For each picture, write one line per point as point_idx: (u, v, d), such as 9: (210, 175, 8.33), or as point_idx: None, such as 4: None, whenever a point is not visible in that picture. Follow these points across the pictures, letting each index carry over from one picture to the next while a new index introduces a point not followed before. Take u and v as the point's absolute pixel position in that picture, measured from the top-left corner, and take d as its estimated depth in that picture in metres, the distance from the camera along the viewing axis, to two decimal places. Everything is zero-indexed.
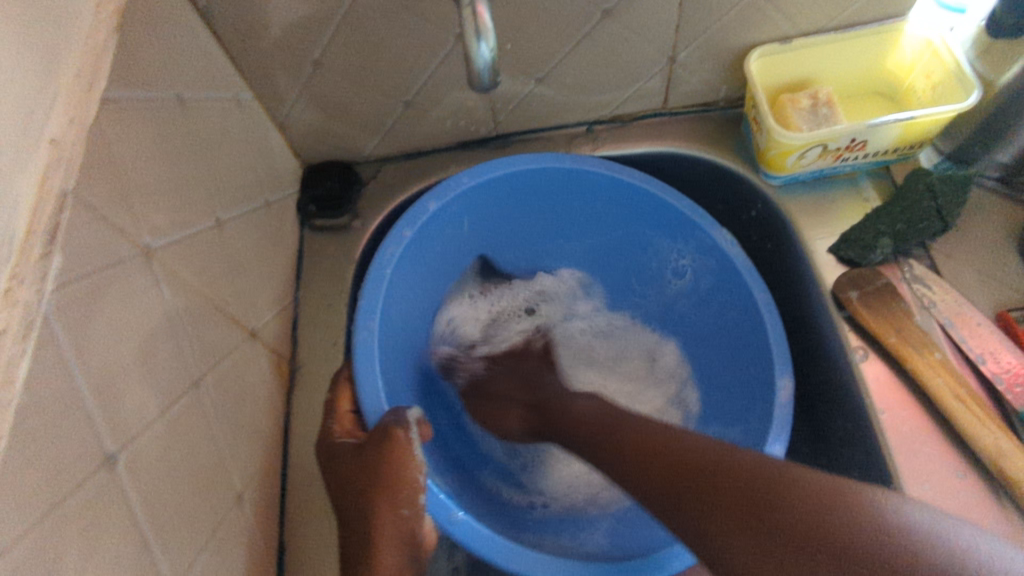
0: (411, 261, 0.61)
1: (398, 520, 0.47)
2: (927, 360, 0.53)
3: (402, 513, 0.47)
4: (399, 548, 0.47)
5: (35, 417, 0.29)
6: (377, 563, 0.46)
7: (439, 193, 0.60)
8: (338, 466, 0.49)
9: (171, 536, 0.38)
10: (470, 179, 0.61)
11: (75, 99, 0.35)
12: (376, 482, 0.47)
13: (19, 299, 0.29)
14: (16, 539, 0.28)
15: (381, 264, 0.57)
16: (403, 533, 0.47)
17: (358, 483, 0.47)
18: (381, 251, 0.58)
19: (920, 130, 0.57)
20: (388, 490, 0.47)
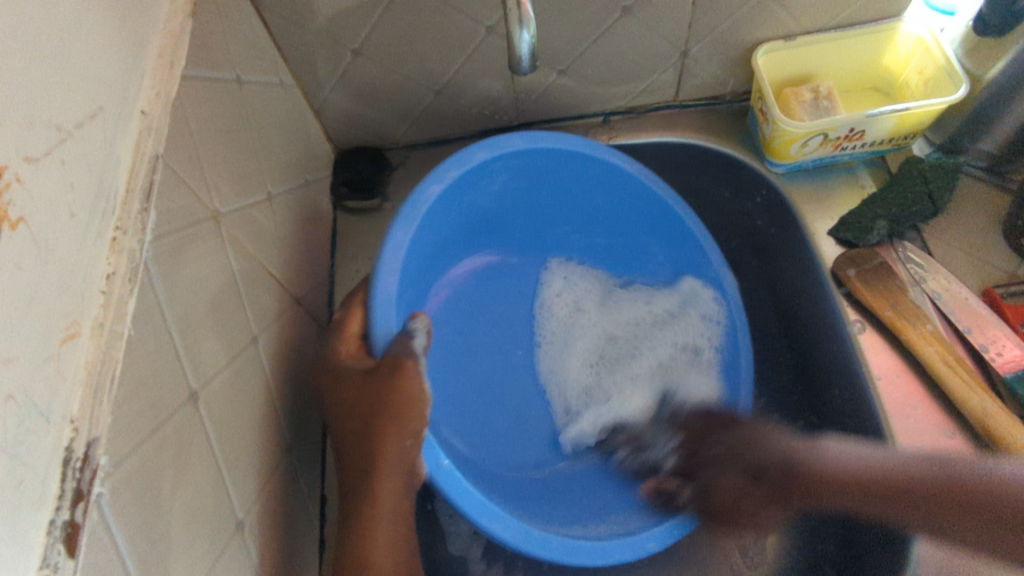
0: (442, 207, 0.61)
1: (400, 449, 0.49)
2: (920, 331, 0.58)
3: (405, 443, 0.48)
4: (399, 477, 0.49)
5: (138, 351, 0.33)
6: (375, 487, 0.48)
7: (489, 145, 0.61)
8: (342, 391, 0.50)
9: (240, 475, 0.42)
10: (520, 141, 0.62)
11: (161, 75, 0.40)
12: (379, 409, 0.49)
13: (125, 247, 0.34)
14: (129, 455, 0.32)
15: (418, 200, 0.57)
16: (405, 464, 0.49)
17: (365, 411, 0.49)
18: (421, 187, 0.58)
19: (914, 121, 0.61)
20: (395, 418, 0.48)
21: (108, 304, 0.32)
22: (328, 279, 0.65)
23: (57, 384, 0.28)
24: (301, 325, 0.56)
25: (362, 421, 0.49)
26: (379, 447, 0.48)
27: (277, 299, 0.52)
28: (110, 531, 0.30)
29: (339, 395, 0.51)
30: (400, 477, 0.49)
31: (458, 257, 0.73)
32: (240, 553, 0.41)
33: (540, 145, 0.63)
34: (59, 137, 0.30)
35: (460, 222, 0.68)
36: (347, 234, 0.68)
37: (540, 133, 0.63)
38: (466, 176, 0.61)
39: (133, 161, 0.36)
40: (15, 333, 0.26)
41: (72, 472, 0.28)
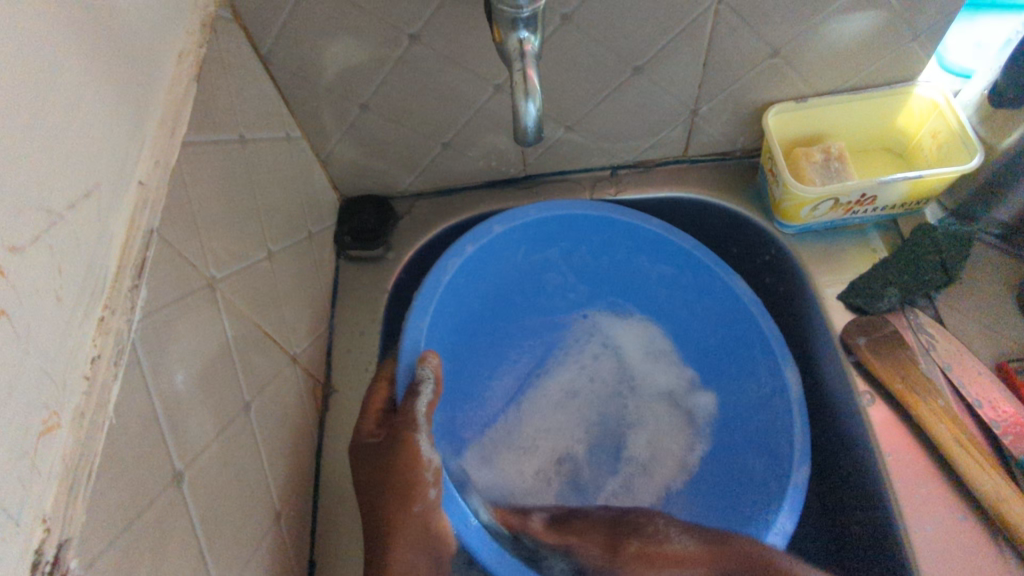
0: (467, 273, 0.65)
1: (409, 515, 0.48)
2: (931, 407, 0.56)
3: (412, 507, 0.48)
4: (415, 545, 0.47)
5: (119, 437, 0.32)
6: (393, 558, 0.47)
7: (505, 218, 0.65)
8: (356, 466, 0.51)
9: (224, 553, 0.40)
10: (536, 212, 0.65)
11: (162, 143, 0.39)
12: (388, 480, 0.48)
13: (112, 328, 0.33)
14: (103, 551, 0.31)
15: (440, 271, 0.62)
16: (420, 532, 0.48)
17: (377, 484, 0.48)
18: (444, 260, 0.62)
19: (927, 188, 0.60)
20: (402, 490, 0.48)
21: (91, 391, 0.31)
22: (328, 331, 0.65)
23: (31, 485, 0.27)
24: (298, 382, 0.55)
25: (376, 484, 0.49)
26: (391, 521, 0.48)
27: (272, 359, 0.51)
28: None
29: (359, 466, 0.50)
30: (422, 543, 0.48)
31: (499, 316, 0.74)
32: None
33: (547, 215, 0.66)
34: (49, 221, 0.30)
35: (488, 289, 0.69)
36: (349, 284, 0.68)
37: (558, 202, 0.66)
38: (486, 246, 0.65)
39: (127, 235, 0.35)
40: None
41: None
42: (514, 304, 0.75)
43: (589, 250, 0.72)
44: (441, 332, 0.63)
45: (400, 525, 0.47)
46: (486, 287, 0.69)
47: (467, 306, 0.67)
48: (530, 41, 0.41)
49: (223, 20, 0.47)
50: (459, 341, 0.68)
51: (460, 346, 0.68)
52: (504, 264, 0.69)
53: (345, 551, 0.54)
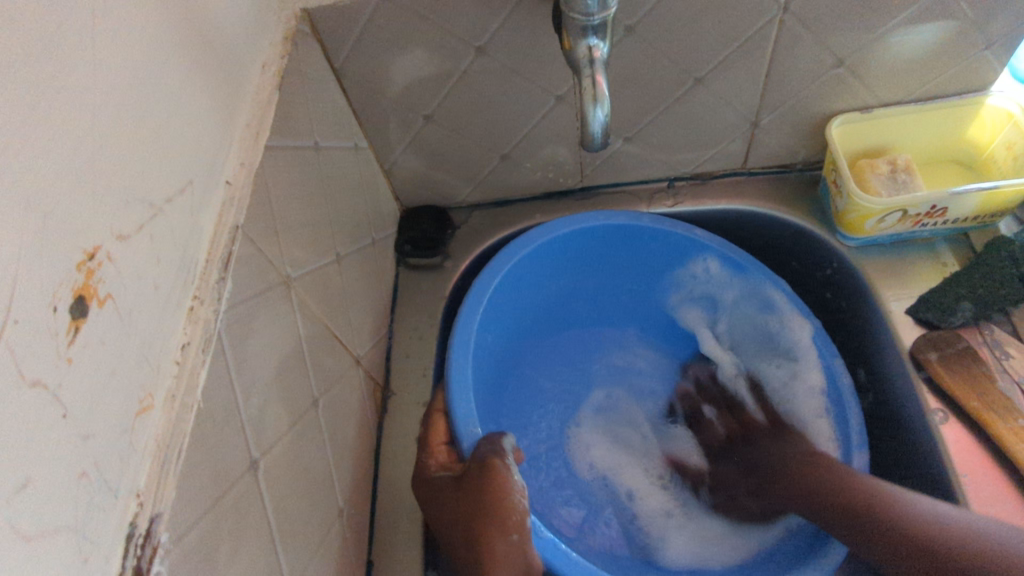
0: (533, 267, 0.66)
1: (507, 547, 0.46)
2: (1010, 427, 0.53)
3: (511, 538, 0.46)
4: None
5: (205, 421, 0.34)
6: None
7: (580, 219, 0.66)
8: (437, 499, 0.50)
9: (292, 541, 0.41)
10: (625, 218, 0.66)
11: (247, 146, 0.41)
12: (474, 510, 0.47)
13: (200, 317, 0.35)
14: (191, 527, 0.32)
15: (506, 256, 0.63)
16: (517, 561, 0.46)
17: (461, 516, 0.48)
18: (512, 245, 0.64)
19: (1002, 199, 0.58)
20: (491, 516, 0.47)
21: (180, 375, 0.33)
22: (387, 336, 0.66)
23: (127, 459, 0.29)
24: (361, 384, 0.56)
25: (464, 530, 0.48)
26: (489, 551, 0.46)
27: (338, 358, 0.52)
28: None
29: (438, 511, 0.50)
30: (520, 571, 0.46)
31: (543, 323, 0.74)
32: None
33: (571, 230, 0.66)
34: (150, 213, 0.32)
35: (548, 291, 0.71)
36: (408, 290, 0.69)
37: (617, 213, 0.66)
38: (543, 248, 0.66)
39: (214, 231, 0.37)
40: (93, 409, 0.27)
41: (134, 549, 0.28)
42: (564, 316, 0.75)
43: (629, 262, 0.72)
44: (485, 344, 0.63)
45: (499, 560, 0.46)
46: (533, 308, 0.71)
47: (530, 300, 0.69)
48: (599, 48, 0.42)
49: (303, 35, 0.49)
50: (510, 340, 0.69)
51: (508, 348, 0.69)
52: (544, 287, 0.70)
53: (400, 555, 0.53)
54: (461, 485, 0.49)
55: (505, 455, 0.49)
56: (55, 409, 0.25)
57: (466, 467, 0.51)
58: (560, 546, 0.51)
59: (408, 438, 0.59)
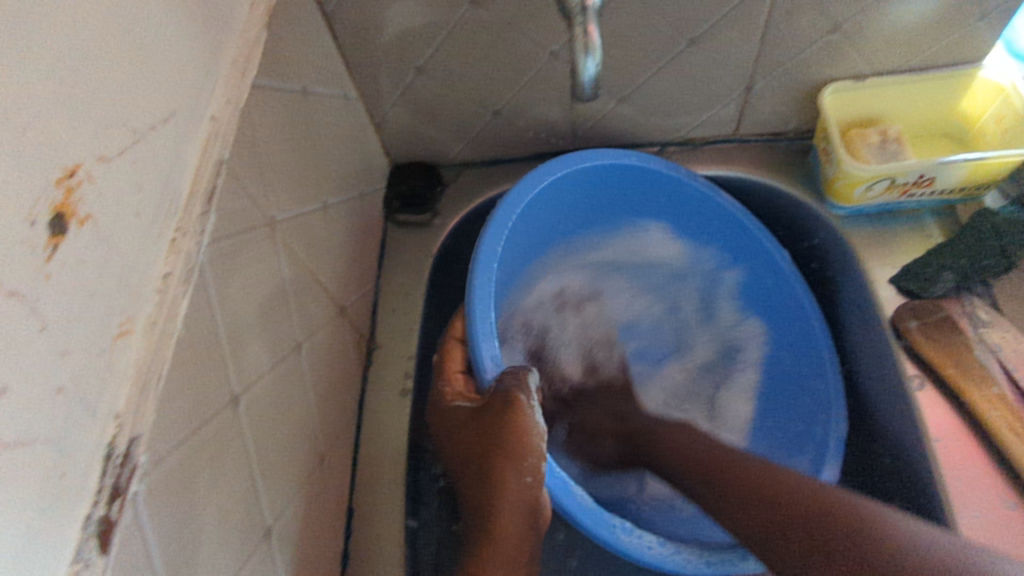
0: (556, 192, 0.63)
1: (520, 486, 0.46)
2: (985, 395, 0.54)
3: (525, 480, 0.46)
4: (524, 518, 0.47)
5: (187, 351, 0.34)
6: (499, 529, 0.46)
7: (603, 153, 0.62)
8: (457, 430, 0.51)
9: (272, 478, 0.41)
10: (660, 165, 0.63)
11: (233, 82, 0.41)
12: (494, 447, 0.48)
13: (183, 248, 0.34)
14: (169, 453, 0.32)
15: (529, 182, 0.60)
16: (527, 501, 0.46)
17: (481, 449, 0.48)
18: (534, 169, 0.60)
19: (990, 171, 0.58)
20: (513, 455, 0.47)
21: (161, 303, 0.33)
22: (373, 290, 0.66)
23: (106, 379, 0.29)
24: (346, 334, 0.56)
25: (479, 466, 0.49)
26: (501, 490, 0.46)
27: (322, 305, 0.52)
28: (144, 529, 0.30)
29: (455, 438, 0.52)
30: (531, 513, 0.47)
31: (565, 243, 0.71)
32: (267, 563, 0.40)
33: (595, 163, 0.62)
34: (132, 138, 0.32)
35: (572, 212, 0.67)
36: (396, 246, 0.69)
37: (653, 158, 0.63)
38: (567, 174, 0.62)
39: (199, 163, 0.37)
40: (72, 326, 0.27)
41: (111, 469, 0.28)
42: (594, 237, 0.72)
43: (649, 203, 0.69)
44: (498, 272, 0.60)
45: (509, 499, 0.46)
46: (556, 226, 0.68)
47: (554, 222, 0.67)
48: None
49: None
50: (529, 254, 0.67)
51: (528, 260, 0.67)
52: (560, 223, 0.68)
53: (382, 502, 0.54)
54: (479, 420, 0.50)
55: (528, 393, 0.49)
56: (31, 321, 0.25)
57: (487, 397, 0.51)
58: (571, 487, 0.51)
59: (393, 389, 0.60)
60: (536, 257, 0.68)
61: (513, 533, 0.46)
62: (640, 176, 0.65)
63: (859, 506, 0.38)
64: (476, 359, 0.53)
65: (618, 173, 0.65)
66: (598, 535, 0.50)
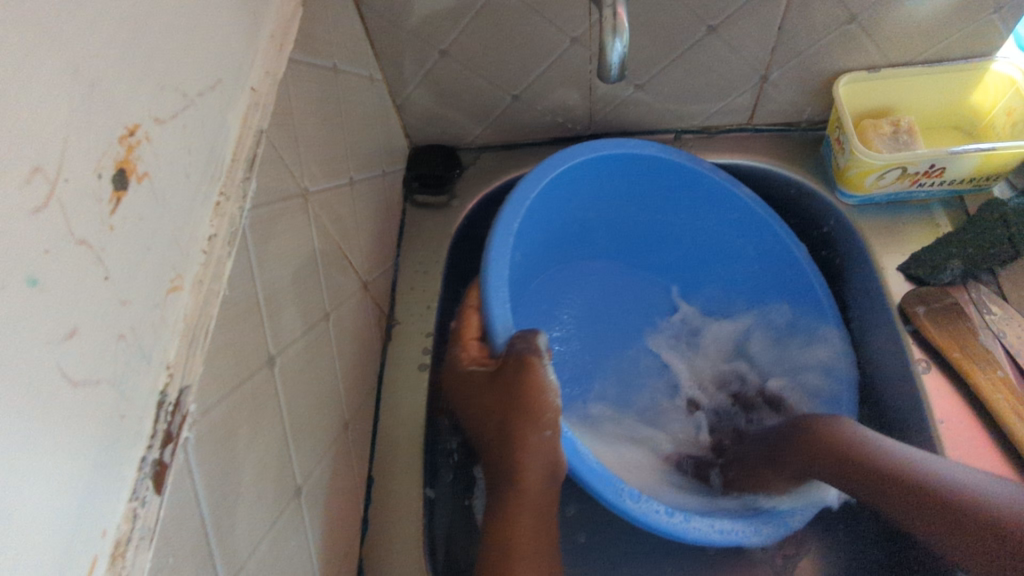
0: (570, 183, 0.66)
1: (539, 440, 0.48)
2: (989, 377, 0.56)
3: (544, 434, 0.48)
4: (544, 470, 0.49)
5: (231, 309, 0.35)
6: (523, 480, 0.48)
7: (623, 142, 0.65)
8: (473, 396, 0.53)
9: (303, 440, 0.43)
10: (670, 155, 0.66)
11: (272, 56, 0.42)
12: (513, 406, 0.50)
13: (227, 212, 0.36)
14: (215, 405, 0.33)
15: (543, 169, 0.62)
16: (548, 454, 0.49)
17: (500, 408, 0.50)
18: (553, 158, 0.63)
19: (999, 162, 0.60)
20: (531, 410, 0.49)
21: (208, 262, 0.34)
22: (393, 268, 0.67)
23: (160, 331, 0.30)
24: (368, 309, 0.58)
25: (497, 427, 0.51)
26: (523, 445, 0.48)
27: (348, 278, 0.53)
28: (193, 474, 0.31)
29: (468, 403, 0.53)
30: (550, 470, 0.49)
31: (579, 234, 0.74)
32: (297, 521, 0.41)
33: (606, 152, 0.65)
34: (184, 103, 0.33)
35: (586, 206, 0.70)
36: (414, 226, 0.70)
37: (665, 148, 0.66)
38: (584, 165, 0.65)
39: (240, 132, 0.38)
40: (131, 277, 0.28)
41: (165, 414, 0.30)
42: (606, 232, 0.76)
43: (662, 197, 0.71)
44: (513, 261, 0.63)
45: (531, 452, 0.48)
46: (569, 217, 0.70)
47: (569, 210, 0.69)
48: None
49: None
50: (545, 241, 0.70)
51: (542, 248, 0.70)
52: (576, 212, 0.71)
53: (401, 472, 0.56)
54: (495, 381, 0.52)
55: (541, 355, 0.52)
56: (97, 269, 0.26)
57: (503, 361, 0.52)
58: (579, 449, 0.51)
59: (412, 364, 0.61)
60: (549, 241, 0.71)
61: (532, 488, 0.48)
62: (653, 170, 0.68)
63: (991, 507, 0.43)
64: (491, 326, 0.55)
65: (636, 166, 0.67)
66: (610, 500, 0.50)
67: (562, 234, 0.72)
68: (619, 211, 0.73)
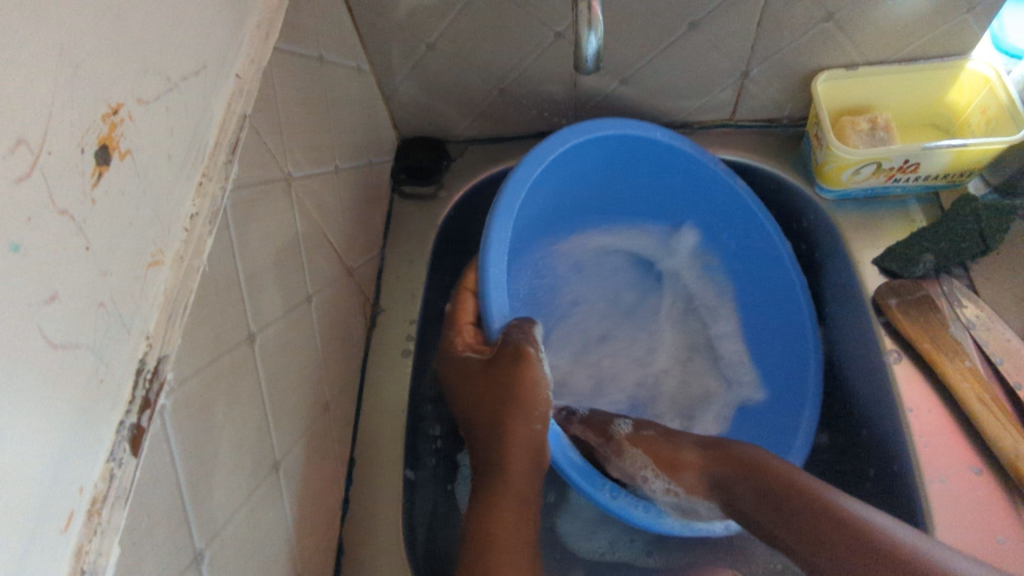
0: (570, 161, 0.66)
1: (530, 432, 0.52)
2: (958, 367, 0.57)
3: (534, 427, 0.52)
4: (529, 461, 0.52)
5: (211, 286, 0.37)
6: (508, 470, 0.51)
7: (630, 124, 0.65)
8: (469, 381, 0.54)
9: (282, 417, 0.44)
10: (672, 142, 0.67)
11: (257, 44, 0.44)
12: (506, 399, 0.52)
13: (209, 192, 0.37)
14: (193, 376, 0.35)
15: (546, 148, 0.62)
16: (535, 447, 0.52)
17: (494, 399, 0.52)
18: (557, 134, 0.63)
19: (972, 158, 0.61)
20: (525, 406, 0.52)
21: (189, 239, 0.35)
22: (379, 257, 0.69)
23: (140, 302, 0.32)
24: (352, 294, 0.59)
25: (489, 418, 0.53)
26: (512, 434, 0.51)
27: (331, 264, 0.55)
28: (169, 441, 0.33)
29: (463, 388, 0.55)
30: (534, 462, 0.52)
31: (572, 208, 0.73)
32: (275, 494, 0.43)
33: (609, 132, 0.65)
34: (168, 86, 0.34)
35: (584, 181, 0.70)
36: (401, 216, 0.72)
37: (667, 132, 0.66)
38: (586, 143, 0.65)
39: (223, 116, 0.40)
40: (112, 250, 0.30)
41: (143, 381, 0.31)
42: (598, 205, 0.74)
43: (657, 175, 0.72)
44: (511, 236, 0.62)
45: (519, 443, 0.52)
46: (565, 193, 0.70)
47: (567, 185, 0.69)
48: None
49: None
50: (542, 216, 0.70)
51: (540, 220, 0.70)
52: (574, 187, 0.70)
53: (382, 454, 0.57)
54: (489, 370, 0.53)
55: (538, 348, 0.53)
56: (78, 240, 0.28)
57: (498, 350, 0.54)
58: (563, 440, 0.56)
59: (395, 349, 0.63)
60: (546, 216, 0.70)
61: (518, 477, 0.52)
62: (654, 151, 0.68)
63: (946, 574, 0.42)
64: (486, 313, 0.55)
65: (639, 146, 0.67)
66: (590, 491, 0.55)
67: (558, 208, 0.71)
68: (613, 184, 0.73)
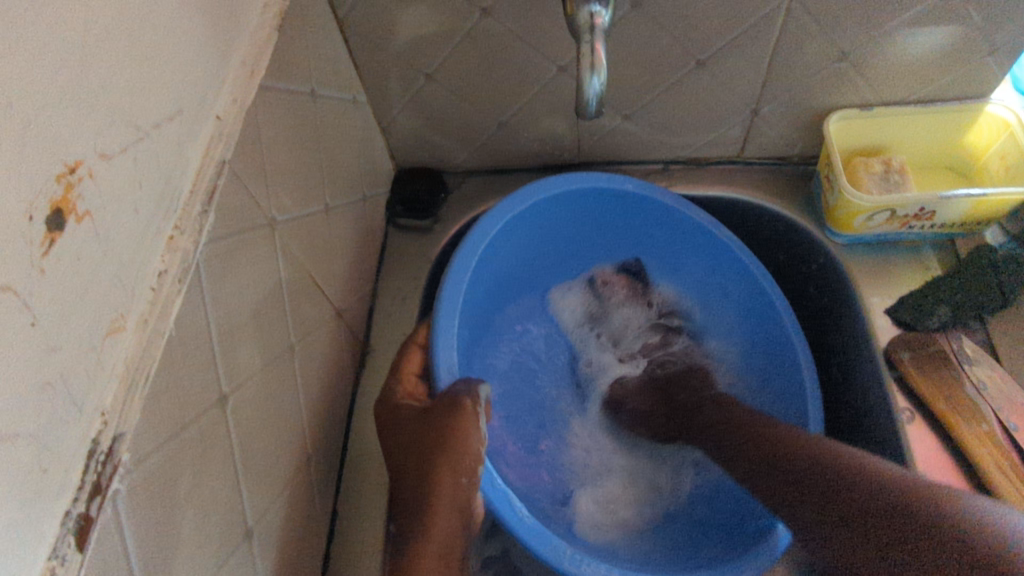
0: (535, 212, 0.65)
1: (455, 486, 0.48)
2: (974, 431, 0.54)
3: (460, 481, 0.48)
4: (452, 513, 0.48)
5: (178, 349, 0.34)
6: (431, 526, 0.47)
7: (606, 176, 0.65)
8: (399, 431, 0.51)
9: (256, 480, 0.41)
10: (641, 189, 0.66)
11: (241, 83, 0.41)
12: (435, 447, 0.49)
13: (181, 247, 0.35)
14: (152, 452, 0.32)
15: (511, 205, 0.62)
16: (458, 500, 0.48)
17: (426, 445, 0.49)
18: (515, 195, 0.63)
19: (991, 208, 0.59)
20: (455, 454, 0.48)
21: (155, 300, 0.33)
22: (371, 293, 0.66)
23: (95, 376, 0.29)
24: (340, 337, 0.57)
25: (411, 466, 0.49)
26: (436, 484, 0.48)
27: (318, 307, 0.52)
28: (121, 527, 0.30)
29: (393, 438, 0.52)
30: (459, 517, 0.48)
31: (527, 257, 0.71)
32: (246, 563, 0.40)
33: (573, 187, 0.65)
34: (137, 136, 0.32)
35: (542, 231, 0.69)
36: (395, 249, 0.69)
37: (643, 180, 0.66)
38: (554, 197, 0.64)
39: (201, 162, 0.37)
40: (64, 323, 0.27)
41: (94, 465, 0.29)
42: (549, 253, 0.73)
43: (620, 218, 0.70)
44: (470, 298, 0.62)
45: (443, 497, 0.48)
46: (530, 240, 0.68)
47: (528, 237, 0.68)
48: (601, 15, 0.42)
49: None
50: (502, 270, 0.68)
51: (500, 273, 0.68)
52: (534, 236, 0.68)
53: (367, 506, 0.54)
54: (426, 416, 0.51)
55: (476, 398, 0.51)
56: (23, 316, 0.25)
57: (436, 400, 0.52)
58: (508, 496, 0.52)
59: None
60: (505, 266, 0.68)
61: (440, 530, 0.47)
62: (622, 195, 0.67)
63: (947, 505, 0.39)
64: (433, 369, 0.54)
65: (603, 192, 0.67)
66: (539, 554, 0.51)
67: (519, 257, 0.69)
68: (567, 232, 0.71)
